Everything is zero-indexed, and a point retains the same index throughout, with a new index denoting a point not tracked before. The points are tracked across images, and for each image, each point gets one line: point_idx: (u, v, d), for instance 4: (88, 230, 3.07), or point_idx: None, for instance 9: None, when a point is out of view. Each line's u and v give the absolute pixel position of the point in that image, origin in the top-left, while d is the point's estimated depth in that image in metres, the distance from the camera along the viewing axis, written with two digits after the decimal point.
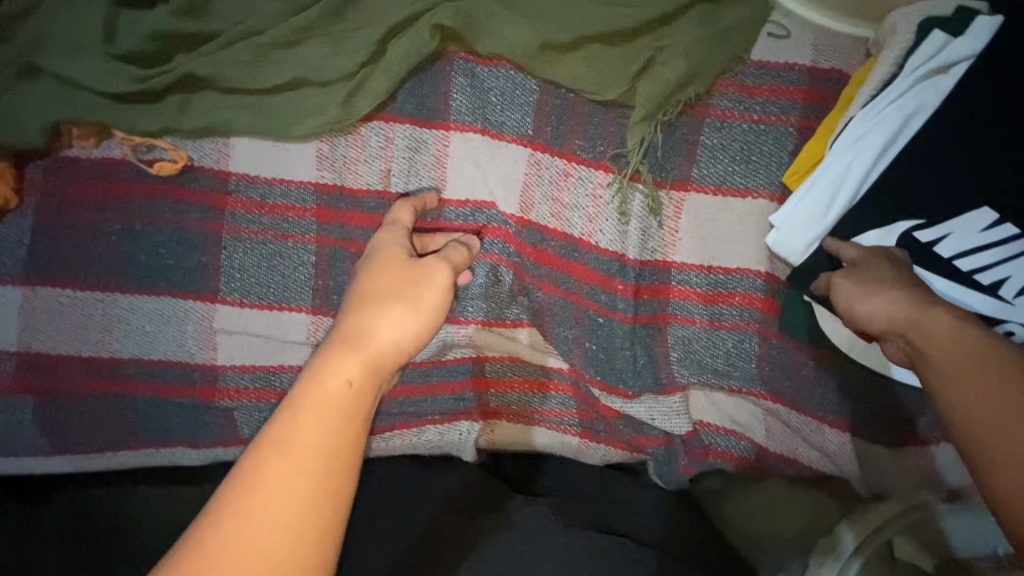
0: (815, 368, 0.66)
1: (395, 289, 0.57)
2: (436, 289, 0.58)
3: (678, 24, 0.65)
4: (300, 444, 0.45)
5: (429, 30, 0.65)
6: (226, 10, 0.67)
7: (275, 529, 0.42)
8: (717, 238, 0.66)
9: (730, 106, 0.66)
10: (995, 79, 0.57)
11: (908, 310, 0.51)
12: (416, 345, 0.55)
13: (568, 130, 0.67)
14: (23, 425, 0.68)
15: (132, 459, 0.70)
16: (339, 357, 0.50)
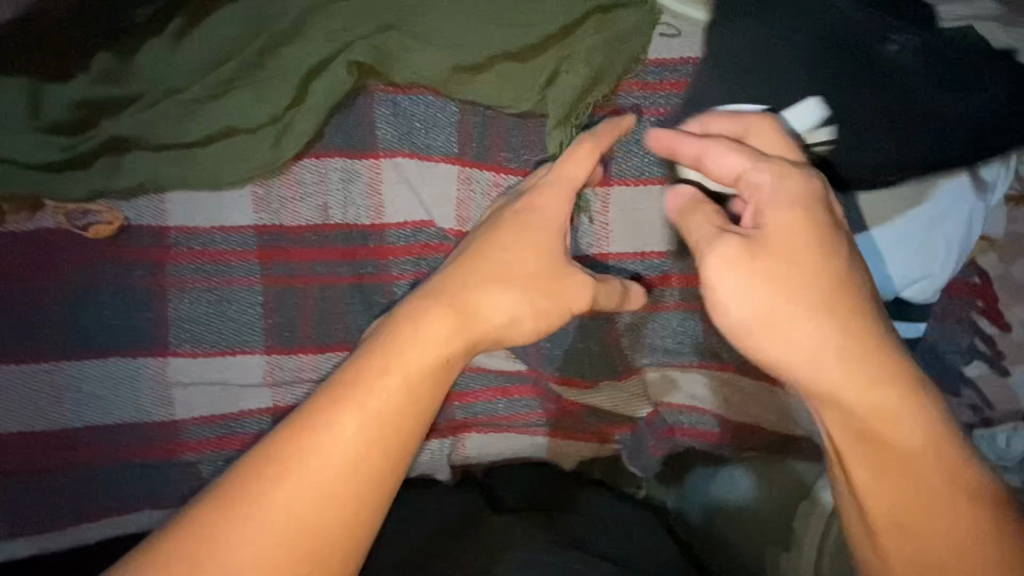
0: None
1: (534, 271, 0.54)
2: (575, 288, 0.56)
3: (577, 36, 0.70)
4: (381, 413, 0.46)
5: (345, 67, 0.69)
6: (146, 70, 0.69)
7: (342, 488, 0.44)
8: (636, 227, 0.70)
9: (636, 104, 0.72)
10: (838, 66, 0.65)
11: (816, 355, 0.48)
12: (523, 336, 0.54)
13: (491, 145, 0.71)
14: None
15: (96, 533, 0.68)
16: (444, 334, 0.49)
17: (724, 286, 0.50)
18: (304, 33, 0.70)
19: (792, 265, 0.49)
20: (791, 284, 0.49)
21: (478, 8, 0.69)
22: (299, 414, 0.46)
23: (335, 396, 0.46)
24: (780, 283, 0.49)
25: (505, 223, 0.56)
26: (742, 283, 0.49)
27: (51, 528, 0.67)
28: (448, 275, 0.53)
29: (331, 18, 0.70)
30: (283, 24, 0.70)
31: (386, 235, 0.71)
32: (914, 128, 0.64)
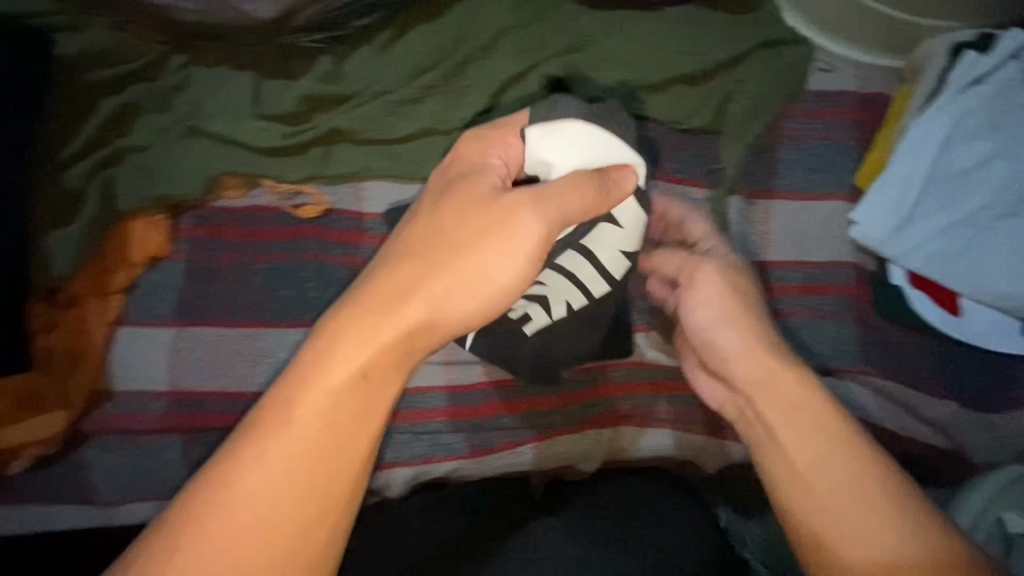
0: (915, 341, 0.75)
1: (475, 253, 0.52)
2: (529, 249, 0.54)
3: (747, 64, 0.77)
4: (313, 432, 0.45)
5: (538, 82, 0.77)
6: (360, 74, 0.77)
7: (297, 508, 0.43)
8: (591, 280, 0.68)
9: (800, 126, 0.77)
10: (1007, 96, 0.69)
11: (758, 360, 0.61)
12: (456, 322, 0.52)
13: (663, 156, 0.77)
14: (171, 466, 0.69)
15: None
16: (357, 343, 0.47)
17: (702, 300, 0.66)
18: (499, 51, 0.79)
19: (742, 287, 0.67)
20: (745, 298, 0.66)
21: (653, 39, 0.78)
22: (213, 464, 0.44)
23: (256, 426, 0.45)
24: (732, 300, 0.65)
25: (423, 221, 0.55)
26: (721, 291, 0.66)
27: None
28: (355, 291, 0.50)
29: (524, 39, 0.79)
30: (479, 40, 0.79)
31: None
32: None
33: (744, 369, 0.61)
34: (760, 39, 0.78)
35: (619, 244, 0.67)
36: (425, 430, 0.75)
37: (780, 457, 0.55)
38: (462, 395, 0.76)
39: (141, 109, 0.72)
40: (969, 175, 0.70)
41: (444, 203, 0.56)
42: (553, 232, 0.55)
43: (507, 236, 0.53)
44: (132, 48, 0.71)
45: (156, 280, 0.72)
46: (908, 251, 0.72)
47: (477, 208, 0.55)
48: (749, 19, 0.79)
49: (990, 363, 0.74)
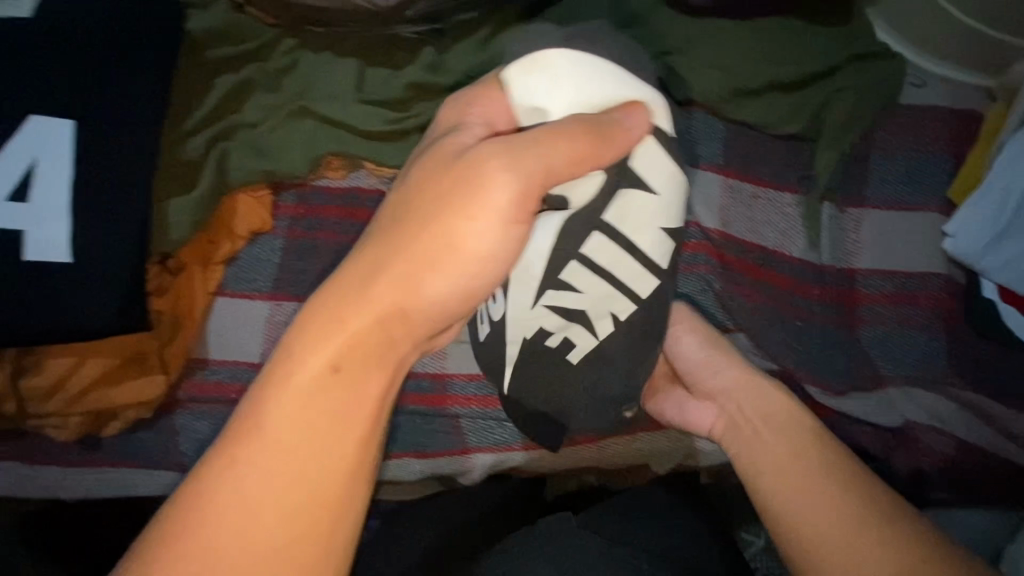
0: (1011, 357, 0.74)
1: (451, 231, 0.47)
2: (499, 213, 0.48)
3: (841, 75, 0.79)
4: (295, 430, 0.44)
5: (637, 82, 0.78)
6: (462, 65, 0.79)
7: (293, 510, 0.44)
8: (635, 280, 0.63)
9: (892, 139, 0.79)
10: None
11: (745, 387, 0.69)
12: (432, 305, 0.48)
13: (755, 161, 0.79)
14: None
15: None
16: (335, 343, 0.46)
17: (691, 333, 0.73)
18: (598, 49, 0.80)
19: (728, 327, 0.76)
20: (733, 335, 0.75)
21: (751, 45, 0.79)
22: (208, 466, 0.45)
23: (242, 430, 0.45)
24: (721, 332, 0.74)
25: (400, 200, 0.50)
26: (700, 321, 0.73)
27: None
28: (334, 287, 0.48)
29: (623, 39, 0.80)
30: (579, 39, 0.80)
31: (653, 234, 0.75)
32: None
33: (729, 385, 0.71)
34: (857, 51, 0.79)
35: (658, 220, 0.62)
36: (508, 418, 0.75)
37: (764, 457, 0.64)
38: None
39: (255, 87, 0.74)
40: None
41: (424, 171, 0.50)
42: (528, 196, 0.49)
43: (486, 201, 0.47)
44: (250, 29, 0.74)
45: (257, 253, 0.73)
46: (1001, 266, 0.72)
47: (466, 176, 0.48)
48: (847, 31, 0.80)
49: None
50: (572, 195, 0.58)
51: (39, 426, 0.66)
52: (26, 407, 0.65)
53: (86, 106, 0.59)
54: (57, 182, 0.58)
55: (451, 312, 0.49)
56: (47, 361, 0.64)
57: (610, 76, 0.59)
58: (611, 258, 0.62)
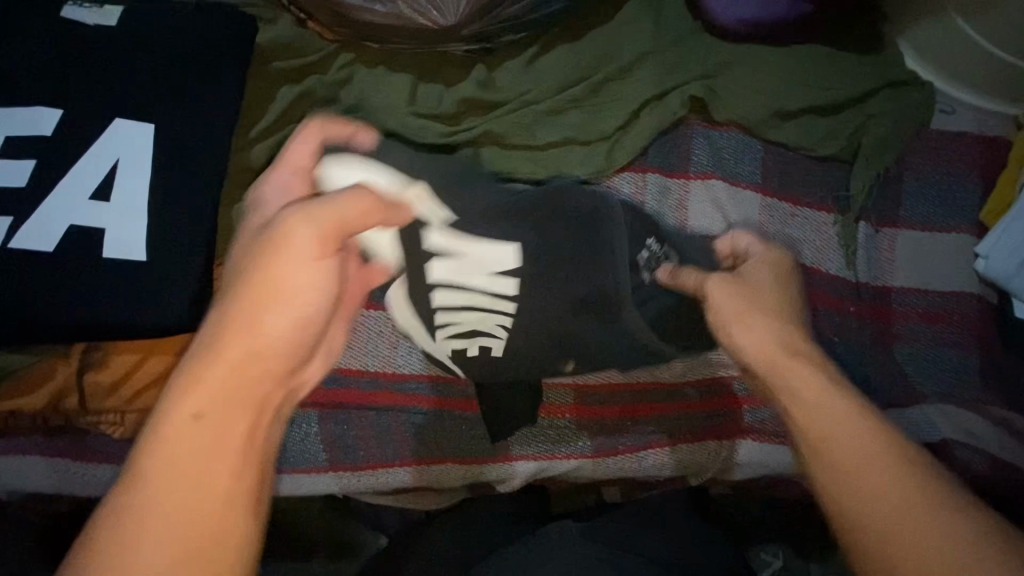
0: None
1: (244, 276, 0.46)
2: (304, 252, 0.45)
3: (875, 99, 0.82)
4: (160, 514, 0.39)
5: (678, 102, 0.82)
6: (511, 84, 0.83)
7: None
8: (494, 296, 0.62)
9: (922, 162, 0.82)
10: None
11: (778, 350, 0.52)
12: (282, 344, 0.45)
13: (792, 180, 0.81)
14: (312, 437, 0.72)
15: (382, 497, 0.75)
16: (190, 402, 0.41)
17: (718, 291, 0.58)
18: (640, 71, 0.83)
19: (775, 277, 0.60)
20: (781, 291, 0.59)
21: (788, 69, 0.82)
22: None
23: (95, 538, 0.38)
24: (765, 288, 0.58)
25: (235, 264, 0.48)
26: (749, 284, 0.58)
27: (365, 468, 0.73)
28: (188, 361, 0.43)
29: (664, 62, 0.83)
30: (622, 59, 0.83)
31: (689, 224, 0.80)
32: None
33: (757, 350, 0.53)
34: (889, 78, 0.83)
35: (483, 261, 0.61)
36: (550, 427, 0.76)
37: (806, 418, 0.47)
38: (589, 395, 0.77)
39: (314, 98, 0.78)
40: None
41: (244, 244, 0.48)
42: (328, 235, 0.46)
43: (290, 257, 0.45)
44: (311, 44, 0.78)
45: None
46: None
47: (270, 239, 0.45)
48: (879, 59, 0.84)
49: None
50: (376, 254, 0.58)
51: (95, 423, 0.67)
52: (86, 402, 0.66)
53: (164, 112, 0.62)
54: (133, 182, 0.60)
55: (297, 349, 0.46)
56: (110, 358, 0.66)
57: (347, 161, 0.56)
58: (467, 296, 0.62)
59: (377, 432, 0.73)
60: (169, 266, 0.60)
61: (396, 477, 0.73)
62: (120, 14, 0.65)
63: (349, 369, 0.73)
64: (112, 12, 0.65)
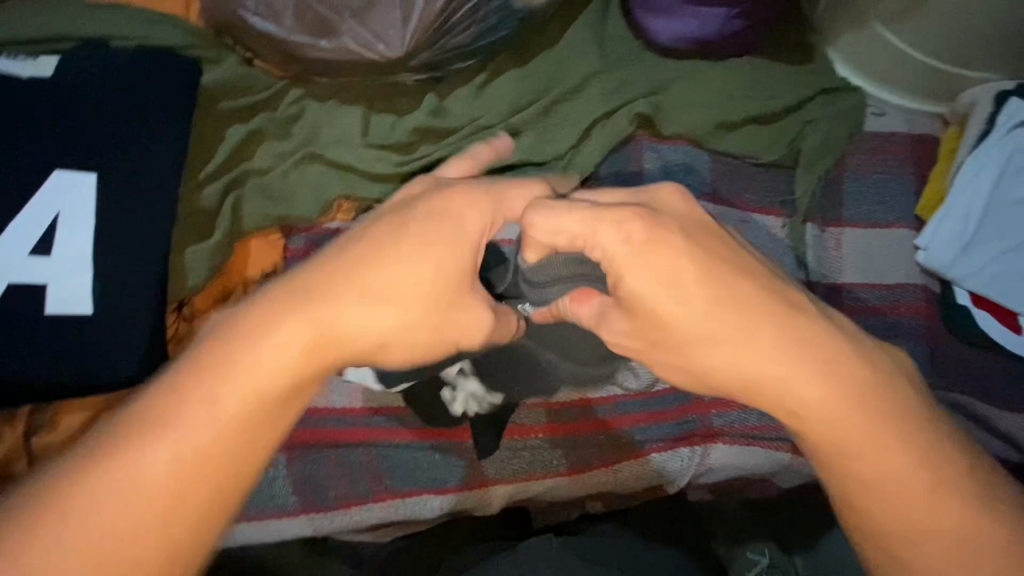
0: (986, 357, 0.80)
1: (342, 271, 0.46)
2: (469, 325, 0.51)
3: (811, 106, 0.86)
4: (201, 415, 0.41)
5: (626, 119, 0.84)
6: (463, 111, 0.84)
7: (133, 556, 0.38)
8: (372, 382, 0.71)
9: (860, 162, 0.86)
10: None
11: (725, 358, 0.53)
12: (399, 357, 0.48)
13: (739, 187, 0.84)
14: (280, 481, 0.71)
15: (358, 535, 0.73)
16: (280, 337, 0.44)
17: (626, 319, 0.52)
18: (587, 91, 0.86)
19: (701, 280, 0.47)
20: (706, 281, 0.47)
21: (729, 83, 0.86)
22: (51, 497, 0.38)
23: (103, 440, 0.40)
24: (685, 276, 0.47)
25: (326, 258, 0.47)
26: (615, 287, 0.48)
27: (335, 507, 0.71)
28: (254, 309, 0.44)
29: (611, 82, 0.86)
30: (570, 81, 0.86)
31: None
32: None
33: None
34: (822, 86, 0.87)
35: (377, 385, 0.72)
36: (523, 447, 0.75)
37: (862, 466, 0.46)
38: (561, 411, 0.77)
39: (266, 135, 0.77)
40: (1018, 205, 0.78)
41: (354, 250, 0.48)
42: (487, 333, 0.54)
43: (415, 265, 0.47)
44: (259, 82, 0.78)
45: None
46: (970, 274, 0.78)
47: (448, 245, 0.49)
48: (812, 68, 0.88)
49: None
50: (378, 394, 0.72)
51: None
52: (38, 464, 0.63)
53: (106, 159, 0.61)
54: (76, 232, 0.59)
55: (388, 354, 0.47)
56: (59, 418, 0.64)
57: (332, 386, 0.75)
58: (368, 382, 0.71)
59: (345, 469, 0.71)
60: (117, 315, 0.58)
61: (368, 513, 0.71)
62: (56, 63, 0.64)
63: (314, 405, 0.72)
64: (48, 61, 0.64)
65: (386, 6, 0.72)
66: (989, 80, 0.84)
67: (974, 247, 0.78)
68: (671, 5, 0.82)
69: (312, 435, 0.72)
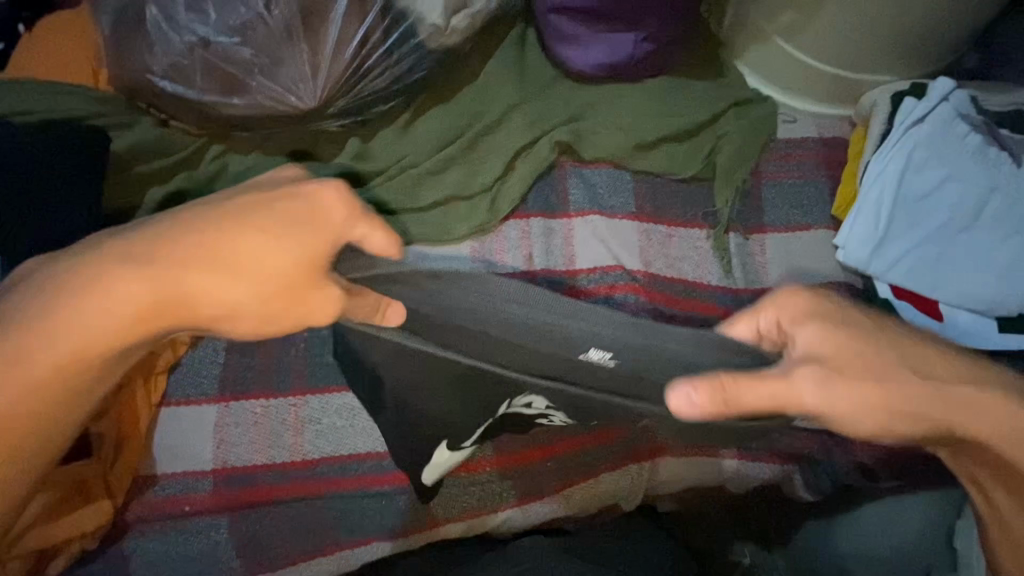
0: None
1: (195, 237, 0.47)
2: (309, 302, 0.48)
3: (724, 120, 0.89)
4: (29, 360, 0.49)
5: (547, 147, 0.87)
6: (387, 152, 0.85)
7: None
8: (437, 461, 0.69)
9: (776, 169, 0.90)
10: (949, 129, 0.81)
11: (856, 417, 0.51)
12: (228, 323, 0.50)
13: (663, 204, 0.88)
14: (223, 544, 0.70)
15: None
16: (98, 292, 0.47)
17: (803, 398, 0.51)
18: (508, 124, 0.87)
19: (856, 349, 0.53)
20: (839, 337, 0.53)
21: (645, 104, 0.88)
22: None
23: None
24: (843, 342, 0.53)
25: (196, 218, 0.48)
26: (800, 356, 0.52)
27: (282, 565, 0.70)
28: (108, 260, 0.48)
29: (531, 112, 0.88)
30: (490, 115, 0.87)
31: (576, 223, 0.86)
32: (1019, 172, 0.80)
33: None
34: (734, 99, 0.90)
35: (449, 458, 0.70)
36: (472, 480, 0.75)
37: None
38: (508, 442, 0.77)
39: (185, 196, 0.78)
40: (925, 198, 0.81)
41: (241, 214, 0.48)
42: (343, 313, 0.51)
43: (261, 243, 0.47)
44: (176, 143, 0.78)
45: (194, 358, 0.73)
46: (888, 268, 0.81)
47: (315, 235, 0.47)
48: (723, 82, 0.92)
49: None
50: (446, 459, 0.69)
51: None
52: None
53: None
54: None
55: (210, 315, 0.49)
56: None
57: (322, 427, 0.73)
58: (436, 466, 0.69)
59: (289, 524, 0.71)
60: None
61: (319, 566, 0.70)
62: None
63: (253, 463, 0.72)
64: None
65: (290, 62, 0.73)
66: (886, 82, 0.89)
67: (890, 244, 0.82)
68: (581, 34, 0.85)
69: (252, 494, 0.71)
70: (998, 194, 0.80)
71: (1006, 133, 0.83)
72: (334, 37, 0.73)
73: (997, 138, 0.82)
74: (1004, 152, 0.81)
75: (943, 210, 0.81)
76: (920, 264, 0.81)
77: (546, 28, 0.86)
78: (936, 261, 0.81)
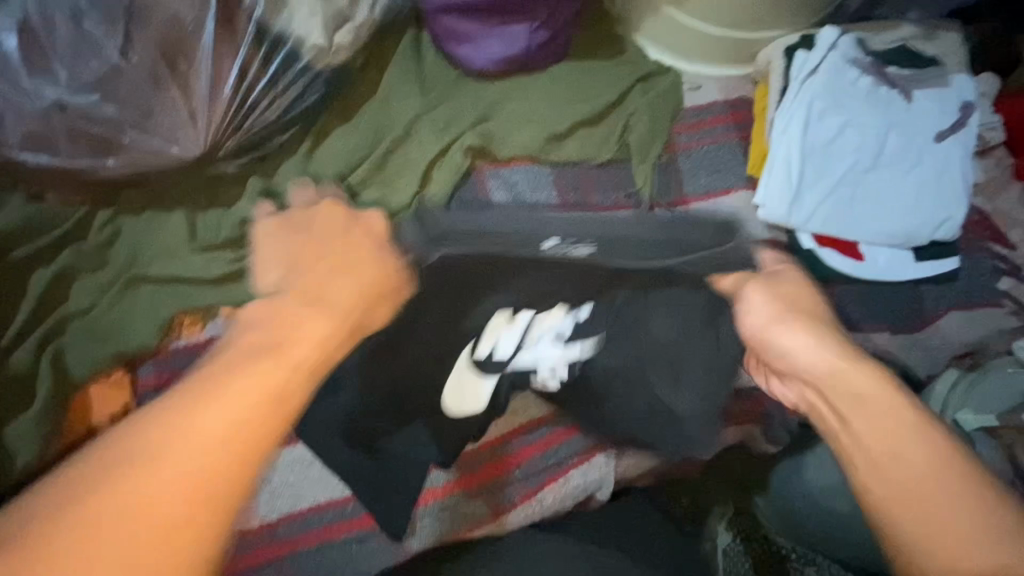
0: (841, 287, 0.86)
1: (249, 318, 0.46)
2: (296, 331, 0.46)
3: (632, 98, 0.89)
4: (175, 459, 0.37)
5: (460, 154, 0.84)
6: (293, 185, 0.80)
7: (135, 497, 0.36)
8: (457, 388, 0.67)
9: (688, 139, 0.91)
10: (841, 76, 0.84)
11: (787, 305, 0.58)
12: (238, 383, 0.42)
13: (585, 191, 0.87)
14: None
15: None
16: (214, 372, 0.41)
17: (758, 303, 0.59)
18: (415, 135, 0.84)
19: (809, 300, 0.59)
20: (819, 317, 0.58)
21: (551, 94, 0.87)
22: (100, 498, 0.35)
23: (163, 409, 0.39)
24: (799, 298, 0.59)
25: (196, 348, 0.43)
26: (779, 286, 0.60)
27: None
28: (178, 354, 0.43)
29: (437, 119, 0.85)
30: (396, 129, 0.84)
31: None
32: (912, 107, 0.84)
33: None
34: (637, 74, 0.90)
35: (468, 385, 0.67)
36: (441, 508, 0.76)
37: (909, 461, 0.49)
38: (468, 462, 0.78)
39: (77, 271, 0.72)
40: (831, 145, 0.83)
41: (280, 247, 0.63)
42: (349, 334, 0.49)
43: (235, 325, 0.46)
44: (54, 215, 0.72)
45: None
46: (807, 218, 0.84)
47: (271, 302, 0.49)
48: (624, 59, 0.91)
49: (896, 290, 0.88)
50: (471, 392, 0.68)
51: None
52: None
53: None
54: None
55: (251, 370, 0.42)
56: None
57: (273, 488, 0.71)
58: (457, 388, 0.67)
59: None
60: None
61: None
62: None
63: None
64: None
65: (163, 112, 0.68)
66: (778, 37, 0.91)
67: (807, 194, 0.84)
68: (473, 32, 0.82)
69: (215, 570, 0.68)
70: (895, 132, 0.84)
71: (894, 70, 0.87)
72: (205, 76, 0.69)
73: (886, 77, 0.85)
74: (893, 90, 0.85)
75: (849, 154, 0.83)
76: (837, 212, 0.84)
77: (436, 30, 0.83)
78: (848, 205, 0.84)
